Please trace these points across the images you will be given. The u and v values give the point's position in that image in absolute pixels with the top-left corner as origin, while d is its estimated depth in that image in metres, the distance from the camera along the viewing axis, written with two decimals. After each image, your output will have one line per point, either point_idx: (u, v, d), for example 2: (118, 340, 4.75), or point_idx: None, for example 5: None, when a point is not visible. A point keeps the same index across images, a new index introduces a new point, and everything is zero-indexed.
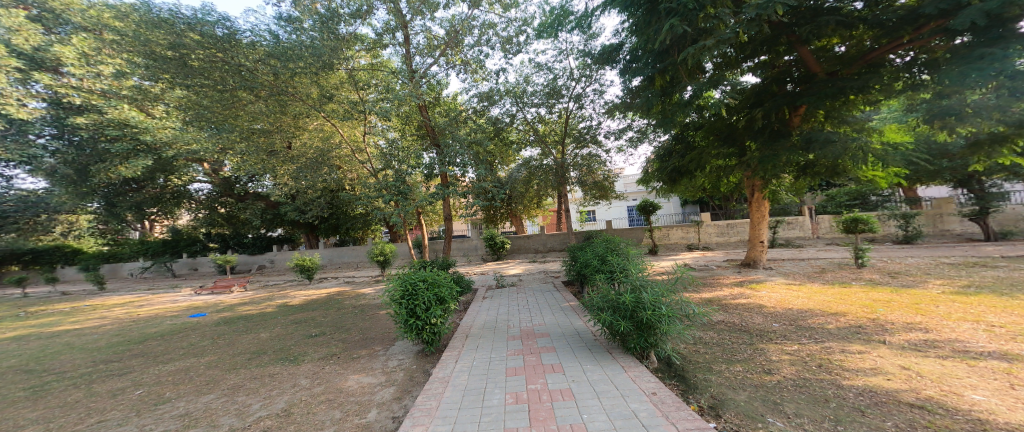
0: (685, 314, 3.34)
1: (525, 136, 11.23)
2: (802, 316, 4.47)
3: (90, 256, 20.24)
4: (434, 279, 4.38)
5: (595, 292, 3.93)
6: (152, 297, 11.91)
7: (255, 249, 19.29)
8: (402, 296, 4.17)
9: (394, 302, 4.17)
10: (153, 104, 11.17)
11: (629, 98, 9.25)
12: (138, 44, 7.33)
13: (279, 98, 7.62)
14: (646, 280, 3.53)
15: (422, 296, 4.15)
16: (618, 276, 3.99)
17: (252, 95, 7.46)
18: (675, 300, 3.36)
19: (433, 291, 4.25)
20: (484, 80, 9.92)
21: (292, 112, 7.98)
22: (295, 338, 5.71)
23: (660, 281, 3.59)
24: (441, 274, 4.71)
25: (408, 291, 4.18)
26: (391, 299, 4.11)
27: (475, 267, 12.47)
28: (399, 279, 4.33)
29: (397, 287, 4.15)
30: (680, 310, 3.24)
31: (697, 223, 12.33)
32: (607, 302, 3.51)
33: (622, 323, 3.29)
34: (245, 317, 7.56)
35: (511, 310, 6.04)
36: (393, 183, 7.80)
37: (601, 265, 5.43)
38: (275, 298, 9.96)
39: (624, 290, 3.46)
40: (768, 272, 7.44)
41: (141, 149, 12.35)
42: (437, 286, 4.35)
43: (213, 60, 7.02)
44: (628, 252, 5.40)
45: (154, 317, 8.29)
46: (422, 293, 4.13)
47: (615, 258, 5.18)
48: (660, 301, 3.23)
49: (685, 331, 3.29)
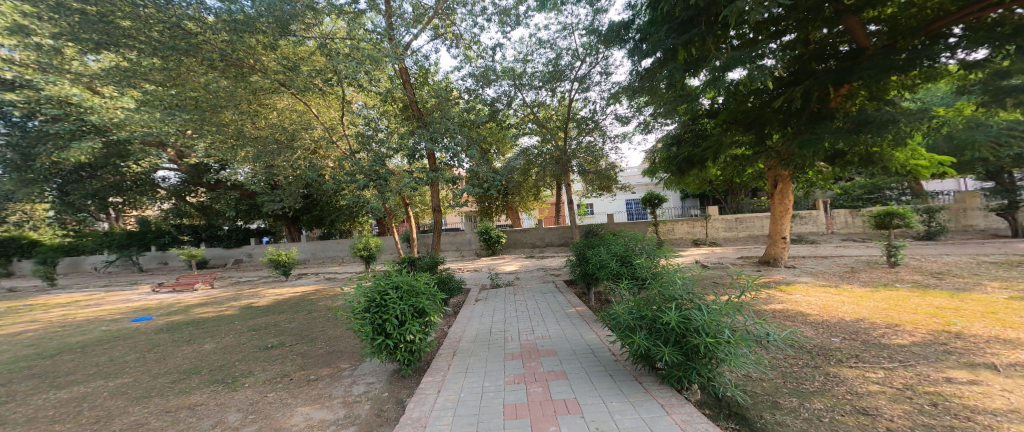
0: (760, 341, 2.41)
1: (524, 123, 10.25)
2: (863, 328, 3.69)
3: (52, 248, 18.76)
4: (414, 284, 3.46)
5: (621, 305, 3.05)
6: (106, 295, 10.70)
7: (231, 242, 18.07)
8: (370, 307, 3.23)
9: (359, 315, 3.24)
10: (104, 83, 9.84)
11: (639, 82, 8.46)
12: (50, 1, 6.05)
13: (224, 68, 6.58)
14: (698, 293, 2.61)
15: (397, 307, 3.23)
16: (650, 284, 3.10)
17: (190, 65, 6.46)
18: (742, 322, 2.45)
19: (412, 300, 3.33)
20: (478, 58, 8.92)
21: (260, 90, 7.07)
22: (244, 351, 4.75)
23: (711, 293, 2.68)
24: (426, 279, 3.82)
25: (377, 300, 3.25)
26: (355, 311, 3.17)
27: (467, 263, 11.53)
28: (367, 285, 3.39)
29: (365, 297, 3.23)
30: (755, 338, 2.33)
31: (704, 217, 11.55)
32: (643, 318, 2.62)
33: (666, 351, 2.40)
34: (196, 321, 6.53)
35: (507, 316, 5.18)
36: (373, 166, 6.96)
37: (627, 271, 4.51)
38: (241, 297, 8.91)
39: (665, 306, 2.57)
40: (792, 271, 6.70)
41: (87, 130, 11.27)
42: (419, 292, 3.45)
43: (146, 19, 5.93)
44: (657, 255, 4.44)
45: (93, 321, 7.18)
46: (398, 305, 3.21)
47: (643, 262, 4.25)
48: (721, 322, 2.33)
49: (756, 363, 2.41)
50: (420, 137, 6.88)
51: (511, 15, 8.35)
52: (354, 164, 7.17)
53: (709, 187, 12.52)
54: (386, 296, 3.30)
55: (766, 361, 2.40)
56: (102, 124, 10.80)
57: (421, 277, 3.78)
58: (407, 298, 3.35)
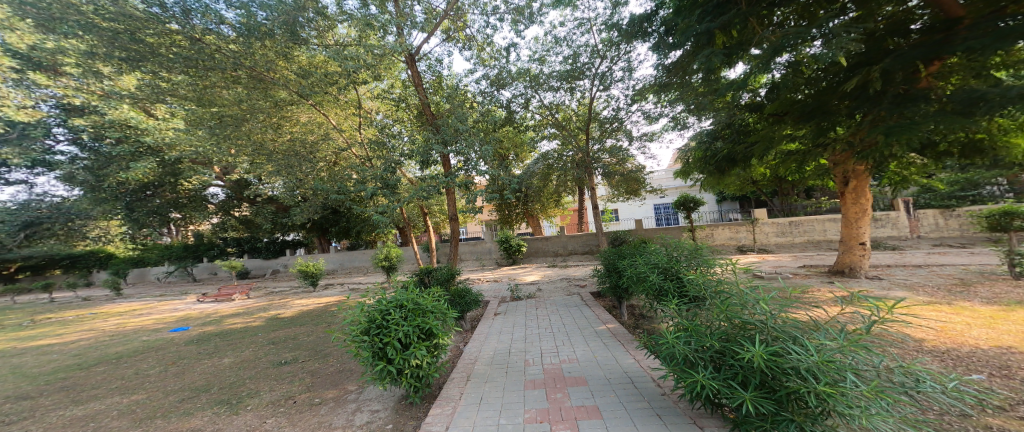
0: (898, 394, 1.65)
1: (543, 126, 9.74)
2: (1015, 361, 2.77)
3: (118, 261, 20.30)
4: (416, 303, 2.98)
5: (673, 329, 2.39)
6: (157, 304, 11.19)
7: (269, 253, 18.92)
8: (365, 330, 2.77)
9: (353, 339, 2.79)
10: (152, 106, 10.47)
11: (665, 78, 7.64)
12: (83, 25, 6.29)
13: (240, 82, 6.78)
14: (789, 320, 1.91)
15: (397, 330, 2.75)
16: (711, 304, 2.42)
17: (211, 77, 6.62)
18: (869, 364, 1.71)
19: (415, 322, 2.84)
20: (492, 61, 8.54)
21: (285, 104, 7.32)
22: (257, 367, 4.47)
23: (808, 319, 1.96)
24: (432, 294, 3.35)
25: (373, 322, 2.78)
26: (348, 336, 2.72)
27: (488, 273, 11.03)
28: (363, 304, 2.95)
29: (360, 319, 2.78)
30: (892, 390, 1.58)
31: (751, 220, 10.06)
32: (709, 349, 1.97)
33: (754, 401, 1.71)
34: (224, 332, 6.46)
35: (530, 335, 4.61)
36: (381, 175, 6.89)
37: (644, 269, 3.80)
38: (271, 308, 8.93)
39: (745, 338, 1.89)
40: (879, 283, 5.61)
41: (144, 151, 12.05)
42: (423, 311, 2.96)
43: (170, 36, 6.12)
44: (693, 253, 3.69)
45: (134, 330, 7.33)
46: (397, 328, 2.73)
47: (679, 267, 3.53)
48: (838, 364, 1.61)
49: (899, 424, 1.64)
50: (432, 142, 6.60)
51: (526, 13, 7.94)
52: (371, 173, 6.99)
53: (751, 188, 11.35)
54: (385, 316, 2.84)
55: (912, 422, 1.62)
56: (156, 144, 11.52)
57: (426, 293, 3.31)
58: (407, 319, 2.86)
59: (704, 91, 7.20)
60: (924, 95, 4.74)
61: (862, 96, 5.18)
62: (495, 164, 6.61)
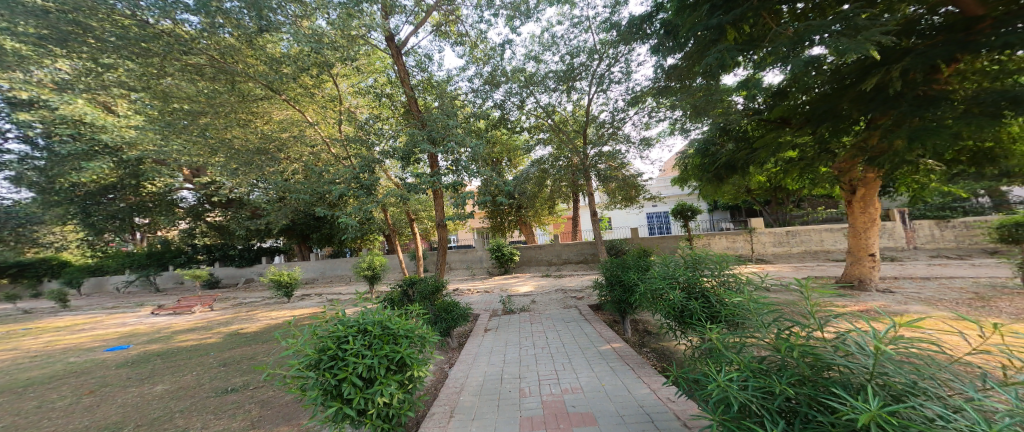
0: None
1: (538, 129, 9.31)
2: None
3: (76, 268, 18.84)
4: (383, 328, 2.37)
5: (717, 365, 1.86)
6: (106, 317, 10.11)
7: (243, 261, 17.84)
8: (313, 365, 2.15)
9: (296, 376, 2.15)
10: (112, 100, 9.60)
11: (667, 79, 7.42)
12: (20, 0, 5.52)
13: (203, 78, 6.17)
14: (897, 366, 1.41)
15: (355, 361, 2.13)
16: (764, 333, 1.90)
17: (168, 70, 5.94)
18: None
19: (378, 352, 2.23)
20: (485, 59, 8.08)
21: (254, 100, 6.68)
22: (197, 396, 3.75)
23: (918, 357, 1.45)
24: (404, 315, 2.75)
25: (323, 355, 2.15)
26: (289, 372, 2.08)
27: (478, 283, 10.42)
28: (314, 331, 2.33)
29: (307, 350, 2.15)
30: None
31: (748, 229, 9.84)
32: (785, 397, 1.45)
33: None
34: (170, 352, 5.64)
35: (523, 357, 4.04)
36: (354, 175, 6.26)
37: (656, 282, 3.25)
38: (233, 322, 8.08)
39: (844, 391, 1.38)
40: (891, 297, 5.26)
41: (99, 150, 10.78)
42: (390, 338, 2.36)
43: (120, 24, 5.44)
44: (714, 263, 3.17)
45: (67, 349, 6.40)
46: (355, 360, 2.10)
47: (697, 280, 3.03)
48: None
49: None
50: (415, 139, 6.06)
51: (522, 10, 7.53)
52: (349, 173, 6.36)
53: (746, 197, 11.12)
54: (340, 346, 2.21)
55: None
56: (114, 142, 10.42)
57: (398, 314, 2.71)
58: (369, 348, 2.26)
59: (705, 94, 6.85)
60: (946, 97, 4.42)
61: (879, 97, 4.84)
62: (500, 174, 6.06)
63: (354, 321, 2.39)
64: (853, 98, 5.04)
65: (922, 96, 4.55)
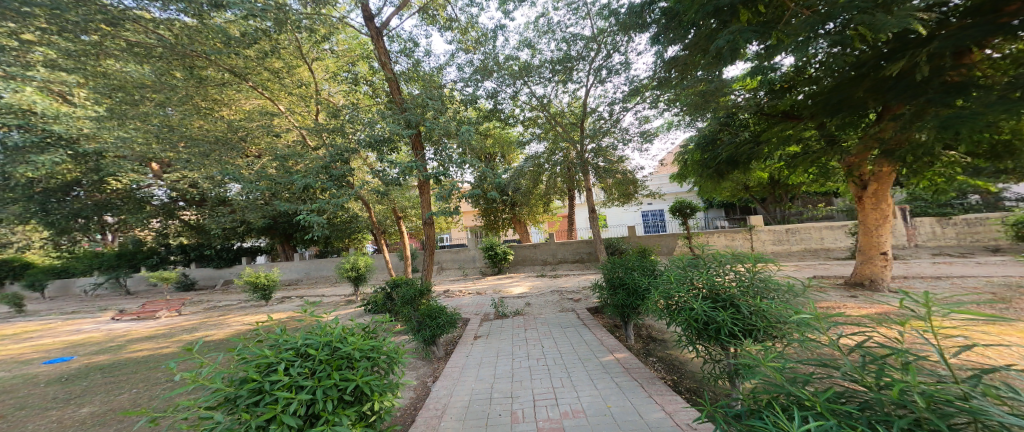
0: None
1: (532, 123, 8.85)
2: None
3: (41, 269, 17.76)
4: (330, 350, 1.87)
5: (778, 404, 1.39)
6: (62, 323, 9.34)
7: (221, 262, 17.00)
8: (229, 404, 1.62)
9: (201, 418, 1.60)
10: (69, 89, 8.81)
11: (666, 72, 6.97)
12: None
13: (154, 61, 5.42)
14: None
15: (286, 398, 1.62)
16: (833, 360, 1.45)
17: (112, 49, 5.21)
18: None
19: (322, 383, 1.72)
20: (476, 48, 7.56)
21: (214, 87, 5.94)
22: (126, 422, 3.18)
23: None
24: (366, 331, 2.25)
25: (241, 389, 1.62)
26: (189, 416, 1.53)
27: (469, 284, 9.92)
28: (237, 356, 1.79)
29: (219, 384, 1.60)
30: None
31: (747, 227, 9.54)
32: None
33: None
34: (117, 364, 5.03)
35: (515, 373, 3.57)
36: (324, 164, 5.64)
37: (669, 287, 2.76)
38: (201, 328, 7.44)
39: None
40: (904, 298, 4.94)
41: (52, 142, 9.86)
42: (341, 362, 1.85)
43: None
44: (740, 264, 2.68)
45: (3, 362, 5.72)
46: (286, 396, 1.59)
47: (722, 285, 2.53)
48: None
49: None
50: (387, 122, 5.42)
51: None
52: (319, 162, 5.72)
53: (744, 194, 10.86)
54: (267, 376, 1.69)
55: None
56: (68, 134, 9.55)
57: (357, 330, 2.19)
58: (310, 378, 1.75)
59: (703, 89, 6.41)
60: (974, 83, 4.07)
61: (901, 84, 4.47)
62: (494, 168, 5.56)
63: (292, 342, 1.87)
64: (871, 85, 4.64)
65: (949, 83, 4.18)
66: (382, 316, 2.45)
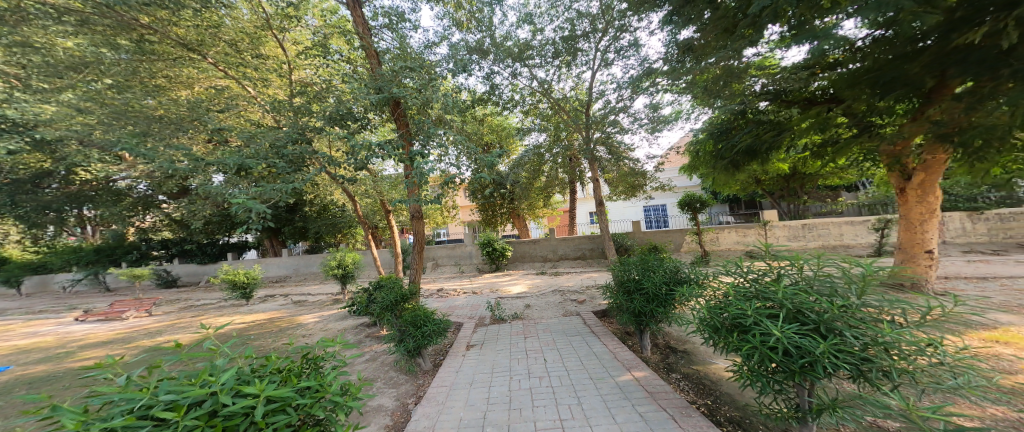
0: None
1: (532, 111, 8.14)
2: None
3: (16, 264, 16.92)
4: (213, 406, 1.34)
5: None
6: (23, 325, 8.62)
7: (205, 258, 16.27)
8: None
9: None
10: None
11: (677, 55, 6.17)
12: None
13: (92, 32, 4.77)
14: None
15: None
16: None
17: (44, 17, 4.57)
18: None
19: None
20: (470, 25, 6.80)
21: (166, 63, 5.18)
22: None
23: None
24: (297, 368, 1.68)
25: None
26: None
27: (464, 282, 9.30)
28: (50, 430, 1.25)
29: None
30: None
31: (761, 223, 8.95)
32: None
33: None
34: (56, 378, 4.37)
35: (516, 401, 2.90)
36: (277, 144, 4.77)
37: (729, 302, 2.05)
38: (168, 331, 6.79)
39: None
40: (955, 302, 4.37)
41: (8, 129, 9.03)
42: (233, 423, 1.34)
43: None
44: (824, 274, 1.98)
45: None
46: None
47: (808, 300, 1.81)
48: None
49: None
50: (362, 97, 4.65)
51: None
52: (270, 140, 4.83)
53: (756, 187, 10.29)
54: None
55: None
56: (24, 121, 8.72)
57: (281, 366, 1.64)
58: None
59: (720, 74, 5.72)
60: None
61: (973, 58, 3.64)
62: (486, 154, 4.87)
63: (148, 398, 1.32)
64: (931, 60, 3.89)
65: None
66: (327, 340, 1.88)
